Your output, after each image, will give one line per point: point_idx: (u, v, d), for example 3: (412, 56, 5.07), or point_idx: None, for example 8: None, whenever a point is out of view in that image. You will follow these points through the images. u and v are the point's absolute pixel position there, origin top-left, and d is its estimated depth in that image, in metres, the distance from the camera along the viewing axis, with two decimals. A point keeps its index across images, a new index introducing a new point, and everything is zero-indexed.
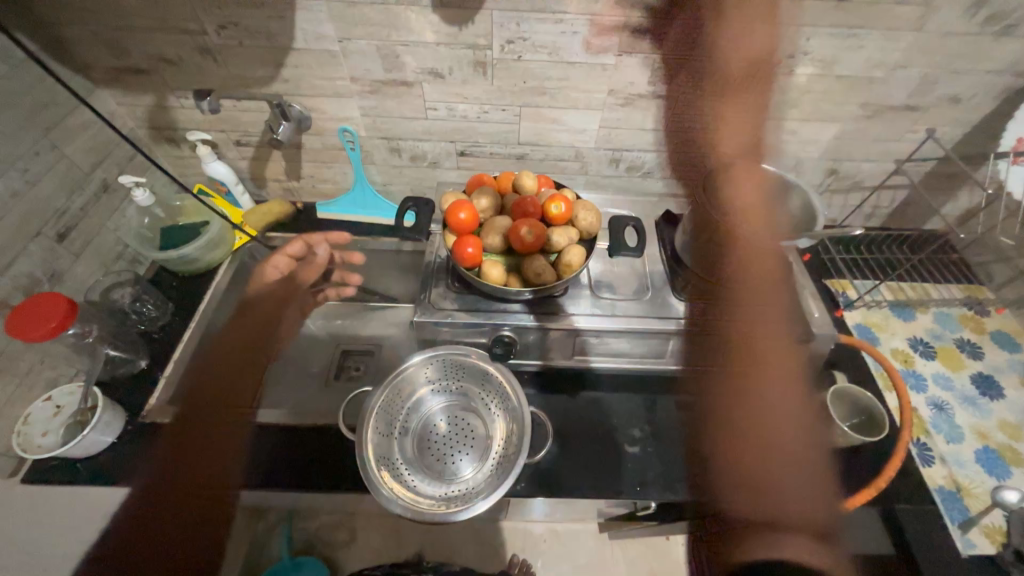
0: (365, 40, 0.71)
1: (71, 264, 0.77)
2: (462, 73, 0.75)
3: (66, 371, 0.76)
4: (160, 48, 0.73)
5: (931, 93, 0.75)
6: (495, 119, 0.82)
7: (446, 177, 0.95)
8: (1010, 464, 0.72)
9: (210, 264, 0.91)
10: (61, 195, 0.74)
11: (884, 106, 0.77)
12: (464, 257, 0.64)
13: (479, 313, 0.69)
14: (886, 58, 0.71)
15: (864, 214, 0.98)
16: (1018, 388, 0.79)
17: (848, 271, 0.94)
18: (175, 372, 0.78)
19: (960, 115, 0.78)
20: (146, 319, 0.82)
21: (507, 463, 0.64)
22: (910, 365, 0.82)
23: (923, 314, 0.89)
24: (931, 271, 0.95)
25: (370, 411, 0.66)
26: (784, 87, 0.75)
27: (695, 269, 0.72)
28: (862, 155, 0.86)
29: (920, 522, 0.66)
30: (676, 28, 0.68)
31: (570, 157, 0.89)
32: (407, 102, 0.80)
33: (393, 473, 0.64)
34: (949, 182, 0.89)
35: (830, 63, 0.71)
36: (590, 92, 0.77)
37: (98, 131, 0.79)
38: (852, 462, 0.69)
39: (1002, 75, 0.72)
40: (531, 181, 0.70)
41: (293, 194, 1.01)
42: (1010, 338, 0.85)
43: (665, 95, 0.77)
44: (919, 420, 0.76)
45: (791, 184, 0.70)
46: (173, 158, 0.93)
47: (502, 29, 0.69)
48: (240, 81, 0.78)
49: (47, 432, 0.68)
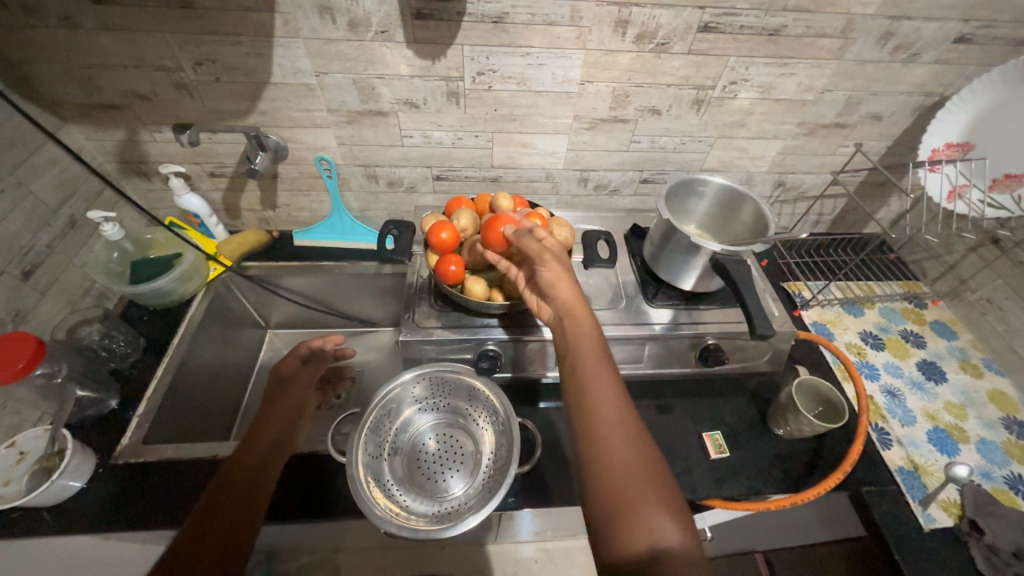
0: (341, 74, 0.74)
1: (37, 302, 0.74)
2: (435, 102, 0.79)
3: (30, 415, 0.72)
4: (133, 83, 0.74)
5: (857, 112, 0.85)
6: (468, 145, 0.87)
7: (423, 201, 0.98)
8: (959, 441, 0.78)
9: (183, 297, 0.89)
10: (27, 232, 0.72)
11: (818, 124, 0.86)
12: (447, 275, 0.67)
13: (463, 329, 0.71)
14: (815, 83, 0.80)
15: (811, 220, 1.07)
16: (957, 371, 0.87)
17: (802, 273, 1.01)
18: (149, 410, 0.75)
19: (883, 131, 0.88)
20: (117, 356, 0.79)
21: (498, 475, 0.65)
22: (863, 356, 0.89)
23: (871, 309, 0.97)
24: (873, 270, 1.04)
25: (359, 430, 0.66)
26: (730, 110, 0.83)
27: (664, 276, 0.77)
28: (804, 168, 0.95)
29: (887, 503, 0.70)
30: (631, 59, 0.75)
31: (542, 178, 0.95)
32: (383, 131, 0.83)
33: (384, 493, 0.64)
34: (880, 190, 0.99)
35: (768, 88, 0.80)
36: (558, 118, 0.83)
37: (66, 167, 0.78)
38: (820, 450, 0.74)
39: (913, 95, 0.82)
40: (507, 202, 0.74)
41: (269, 223, 1.01)
42: (946, 327, 0.94)
43: (625, 119, 0.84)
44: (876, 406, 0.82)
45: (740, 193, 0.76)
46: (143, 192, 0.92)
47: (472, 62, 0.74)
48: (217, 114, 0.79)
49: (9, 481, 0.64)
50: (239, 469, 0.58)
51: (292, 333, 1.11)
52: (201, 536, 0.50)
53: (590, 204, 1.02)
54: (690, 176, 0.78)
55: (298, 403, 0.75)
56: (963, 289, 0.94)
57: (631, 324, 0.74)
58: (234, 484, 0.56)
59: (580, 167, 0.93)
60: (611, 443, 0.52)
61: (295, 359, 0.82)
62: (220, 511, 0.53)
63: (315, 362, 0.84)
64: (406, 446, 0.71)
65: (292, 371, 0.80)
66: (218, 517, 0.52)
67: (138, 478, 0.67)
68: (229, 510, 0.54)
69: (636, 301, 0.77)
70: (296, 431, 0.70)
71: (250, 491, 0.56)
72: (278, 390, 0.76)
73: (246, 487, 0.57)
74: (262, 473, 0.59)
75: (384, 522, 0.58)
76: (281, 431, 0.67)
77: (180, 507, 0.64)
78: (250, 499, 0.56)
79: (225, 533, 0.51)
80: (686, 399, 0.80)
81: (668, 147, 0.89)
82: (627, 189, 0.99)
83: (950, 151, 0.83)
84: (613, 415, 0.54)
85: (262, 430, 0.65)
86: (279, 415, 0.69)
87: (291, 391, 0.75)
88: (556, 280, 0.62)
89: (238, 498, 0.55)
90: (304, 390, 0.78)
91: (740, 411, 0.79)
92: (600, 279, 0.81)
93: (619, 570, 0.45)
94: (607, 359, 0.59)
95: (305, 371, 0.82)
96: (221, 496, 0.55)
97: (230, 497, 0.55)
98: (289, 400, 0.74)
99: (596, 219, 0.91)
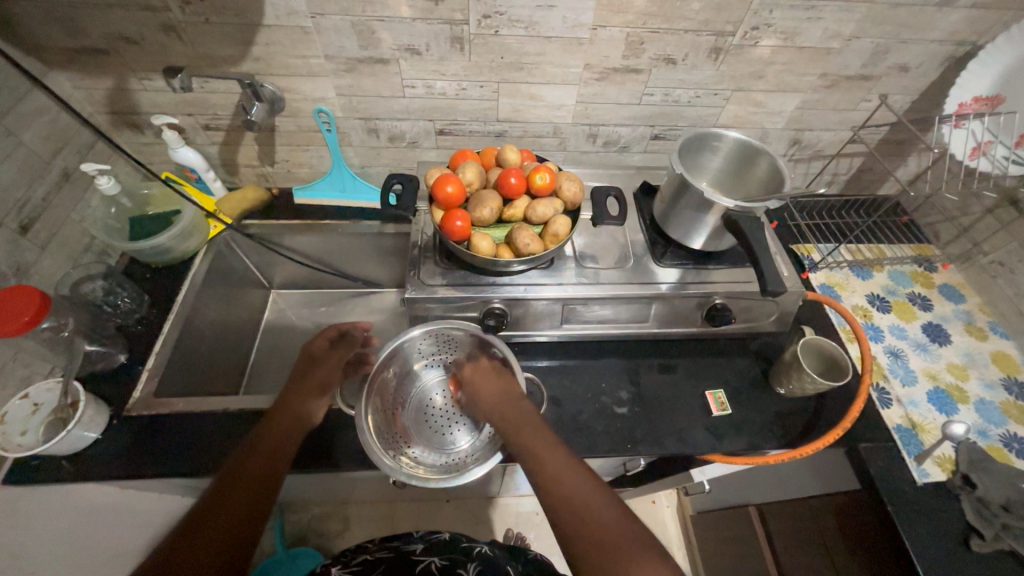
0: (338, 15, 0.70)
1: (38, 257, 0.74)
2: (439, 49, 0.75)
3: (41, 368, 0.73)
4: (119, 25, 0.70)
5: (883, 63, 0.80)
6: (473, 96, 0.83)
7: (426, 157, 0.95)
8: (958, 401, 0.79)
9: (186, 254, 0.88)
10: (21, 184, 0.70)
11: (841, 76, 0.82)
12: (453, 231, 0.65)
13: (469, 287, 0.71)
14: (842, 30, 0.75)
15: (825, 181, 1.04)
16: (962, 334, 0.87)
17: (812, 235, 1.00)
18: (158, 365, 0.76)
19: (909, 84, 0.84)
20: (122, 312, 0.79)
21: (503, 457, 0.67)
22: (869, 319, 0.89)
23: (879, 272, 0.95)
24: (885, 233, 1.02)
25: (368, 384, 0.66)
26: (750, 59, 0.79)
27: (673, 236, 0.76)
28: (822, 125, 0.91)
29: (883, 459, 0.72)
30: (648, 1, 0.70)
31: (549, 133, 0.91)
32: (384, 80, 0.79)
33: (393, 446, 0.66)
34: (899, 148, 0.96)
35: (792, 35, 0.75)
36: (567, 67, 0.79)
37: (55, 117, 0.75)
38: (821, 407, 0.75)
39: (944, 45, 0.78)
40: (514, 155, 0.71)
41: (268, 180, 0.98)
42: (955, 291, 0.93)
43: (638, 69, 0.79)
44: (878, 367, 0.83)
45: (757, 149, 0.73)
46: (136, 145, 0.89)
47: (478, 3, 0.69)
48: (209, 60, 0.75)
49: (26, 431, 0.64)
50: (251, 462, 0.55)
51: (296, 293, 1.11)
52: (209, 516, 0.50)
53: (598, 161, 0.99)
54: (705, 130, 0.75)
55: (325, 385, 0.68)
56: (976, 252, 0.92)
57: (639, 284, 0.73)
58: (244, 479, 0.53)
59: (589, 122, 0.89)
60: (594, 520, 0.49)
61: (325, 339, 0.73)
62: (224, 510, 0.50)
63: (346, 344, 0.75)
64: (413, 401, 0.73)
65: (321, 351, 0.72)
66: (231, 498, 0.51)
67: (151, 430, 0.68)
68: (236, 512, 0.50)
69: (644, 260, 0.76)
70: (313, 413, 0.65)
71: (263, 472, 0.55)
72: (297, 373, 0.69)
73: (256, 482, 0.53)
74: (274, 467, 0.56)
75: (394, 471, 0.60)
76: (296, 416, 0.63)
77: (195, 457, 0.66)
78: (262, 481, 0.54)
79: (229, 538, 0.48)
80: (690, 359, 0.81)
81: (682, 100, 0.85)
82: (637, 145, 0.95)
83: (978, 105, 0.80)
84: (586, 486, 0.51)
85: (277, 419, 0.61)
86: (297, 398, 0.65)
87: (315, 374, 0.68)
88: (484, 387, 0.66)
89: (251, 488, 0.53)
90: (334, 370, 0.70)
91: (743, 370, 0.80)
92: (607, 238, 0.79)
93: None
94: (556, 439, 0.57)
95: (334, 353, 0.73)
96: (238, 479, 0.53)
97: (236, 496, 0.52)
98: (313, 381, 0.67)
99: (604, 177, 0.89)
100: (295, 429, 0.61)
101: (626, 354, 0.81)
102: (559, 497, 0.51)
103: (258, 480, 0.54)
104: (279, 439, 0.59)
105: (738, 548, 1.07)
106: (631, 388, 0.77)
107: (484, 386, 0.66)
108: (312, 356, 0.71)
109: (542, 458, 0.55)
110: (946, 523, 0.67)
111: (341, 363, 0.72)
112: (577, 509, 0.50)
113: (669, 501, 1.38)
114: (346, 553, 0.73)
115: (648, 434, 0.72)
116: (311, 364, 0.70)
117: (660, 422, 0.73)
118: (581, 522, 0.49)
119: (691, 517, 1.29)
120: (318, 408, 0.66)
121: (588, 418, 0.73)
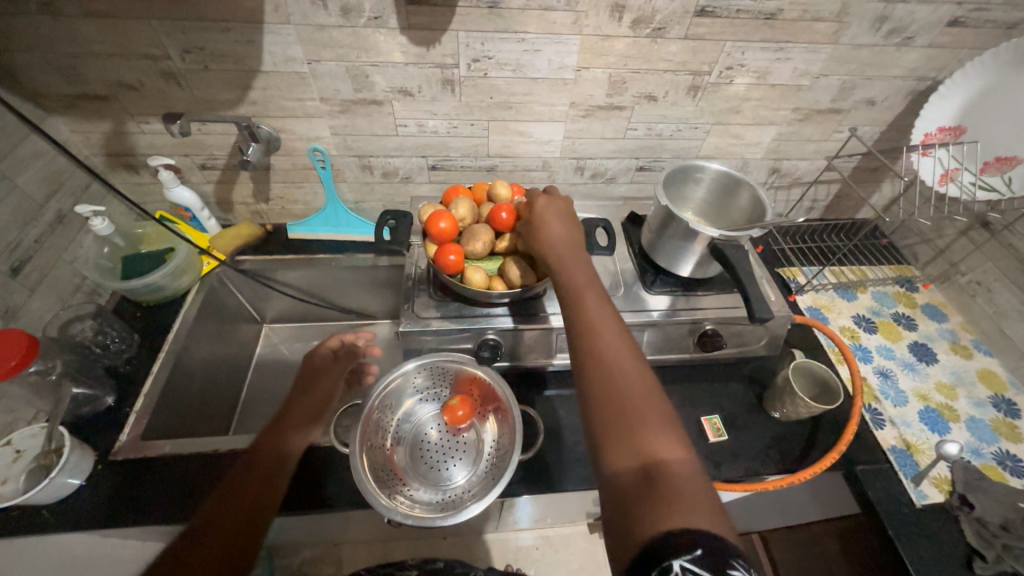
0: (333, 61, 0.73)
1: (27, 299, 0.73)
2: (430, 90, 0.78)
3: (25, 413, 0.72)
4: (120, 72, 0.72)
5: (851, 97, 0.85)
6: (464, 134, 0.86)
7: (418, 192, 0.97)
8: (949, 420, 0.80)
9: (178, 291, 0.88)
10: (14, 227, 0.71)
11: (813, 110, 0.87)
12: (446, 265, 0.67)
13: (463, 319, 0.71)
14: (811, 68, 0.80)
15: (805, 207, 1.08)
16: (948, 353, 0.89)
17: (796, 258, 1.03)
18: (146, 406, 0.74)
19: (876, 116, 0.89)
20: (112, 353, 0.78)
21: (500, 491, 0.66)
22: (857, 340, 0.90)
23: (863, 293, 0.98)
24: (866, 255, 1.05)
25: (363, 418, 0.65)
26: (726, 96, 0.83)
27: (662, 264, 0.78)
28: (798, 154, 0.96)
29: (881, 481, 0.72)
30: (628, 45, 0.74)
31: (538, 166, 0.94)
32: (377, 120, 0.82)
33: (390, 484, 0.64)
34: (873, 175, 1.00)
35: (764, 73, 0.80)
36: (554, 105, 0.82)
37: (51, 160, 0.76)
38: (816, 431, 0.75)
39: (906, 80, 0.83)
40: (506, 190, 0.74)
41: (263, 216, 1.00)
42: (937, 310, 0.95)
43: (622, 106, 0.83)
44: (869, 388, 0.84)
45: (738, 179, 0.76)
46: (131, 186, 0.91)
47: (467, 49, 0.73)
48: (206, 104, 0.78)
49: (6, 480, 0.62)
50: (231, 500, 0.53)
51: (289, 327, 1.10)
52: (203, 535, 0.49)
53: (587, 192, 1.02)
54: (688, 162, 0.78)
55: (326, 398, 0.73)
56: (954, 272, 0.95)
57: (630, 311, 0.74)
58: (222, 521, 0.50)
59: (577, 155, 0.92)
60: (620, 385, 0.47)
61: (328, 351, 0.79)
62: (200, 553, 0.47)
63: (347, 359, 0.80)
64: (408, 435, 0.73)
65: (323, 364, 0.77)
66: (227, 515, 0.51)
67: (136, 475, 0.66)
68: (212, 556, 0.48)
69: (635, 288, 0.78)
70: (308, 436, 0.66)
71: (258, 491, 0.55)
72: (299, 388, 0.72)
73: (237, 524, 0.50)
74: (268, 487, 0.56)
75: (389, 510, 0.58)
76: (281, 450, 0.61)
77: (182, 501, 0.64)
78: (257, 499, 0.54)
79: (223, 557, 0.48)
80: (685, 385, 0.81)
81: (664, 134, 0.89)
82: (624, 177, 0.98)
83: (942, 135, 0.84)
84: (625, 360, 0.50)
85: (261, 455, 0.59)
86: (286, 429, 0.64)
87: (319, 385, 0.73)
88: (550, 225, 0.64)
89: (245, 506, 0.53)
90: (332, 381, 0.76)
91: (737, 395, 0.80)
92: (598, 267, 0.81)
93: (612, 481, 0.42)
94: (615, 313, 0.55)
95: (335, 367, 0.78)
96: (233, 498, 0.53)
97: (232, 514, 0.51)
98: (314, 397, 0.71)
99: (593, 207, 0.91)
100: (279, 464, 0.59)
101: None
102: (591, 349, 0.51)
103: (253, 500, 0.54)
104: (262, 477, 0.56)
105: None
106: None
107: (551, 222, 0.64)
108: (315, 373, 0.76)
109: (590, 314, 0.54)
110: (948, 546, 0.67)
111: (341, 375, 0.78)
112: (607, 374, 0.49)
113: None
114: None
115: None
116: (308, 380, 0.74)
117: None
118: (606, 382, 0.48)
119: None
120: (303, 441, 0.64)
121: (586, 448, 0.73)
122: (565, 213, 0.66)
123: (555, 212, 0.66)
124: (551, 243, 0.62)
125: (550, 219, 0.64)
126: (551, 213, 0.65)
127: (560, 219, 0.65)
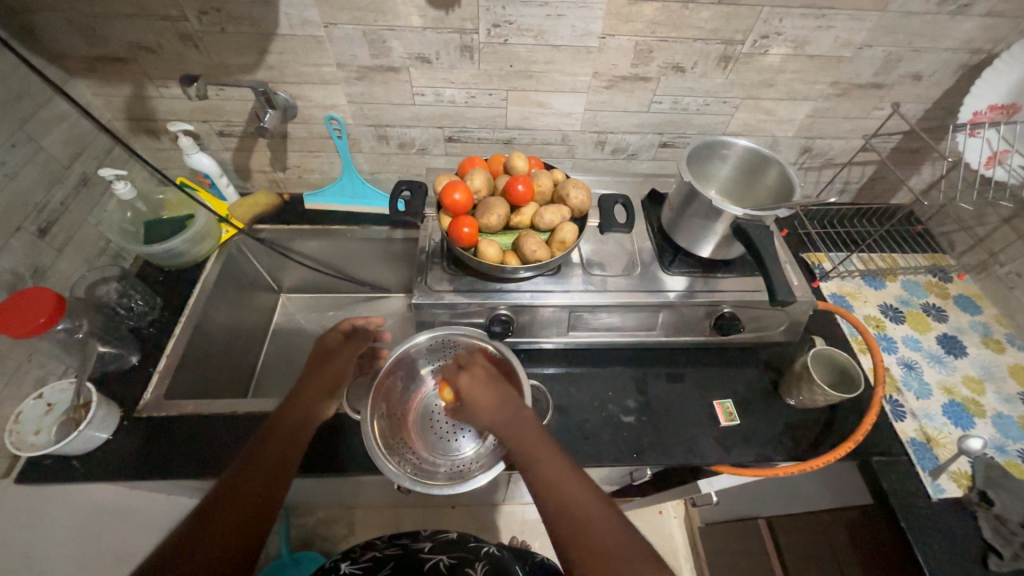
0: (350, 25, 0.71)
1: (54, 259, 0.75)
2: (449, 57, 0.76)
3: (55, 368, 0.75)
4: (138, 34, 0.72)
5: (896, 71, 0.80)
6: (482, 104, 0.83)
7: (434, 164, 0.96)
8: (974, 415, 0.77)
9: (198, 258, 0.90)
10: (41, 188, 0.72)
11: (852, 84, 0.82)
12: (460, 237, 0.66)
13: (476, 294, 0.71)
14: (854, 38, 0.74)
15: (837, 189, 1.03)
16: (979, 346, 0.85)
17: (823, 244, 0.98)
18: (168, 367, 0.77)
19: (922, 92, 0.83)
20: (135, 314, 0.80)
21: (507, 465, 0.67)
22: (882, 329, 0.87)
23: (893, 282, 0.94)
24: (898, 241, 1.00)
25: (375, 390, 0.66)
26: (759, 67, 0.78)
27: (682, 244, 0.75)
28: (833, 133, 0.91)
29: (896, 472, 0.70)
30: (657, 10, 0.70)
31: (557, 140, 0.92)
32: (394, 88, 0.80)
33: (399, 454, 0.65)
34: (912, 157, 0.95)
35: (802, 43, 0.75)
36: (576, 75, 0.79)
37: (75, 123, 0.77)
38: (832, 420, 0.73)
39: (958, 53, 0.77)
40: (523, 163, 0.72)
41: (280, 185, 1.00)
42: (970, 301, 0.91)
43: (647, 77, 0.80)
44: (891, 379, 0.81)
45: (767, 157, 0.73)
46: (152, 151, 0.92)
47: (488, 13, 0.70)
48: (224, 68, 0.77)
49: (39, 431, 0.65)
50: (248, 474, 0.52)
51: (305, 297, 1.12)
52: (230, 494, 0.50)
53: (607, 168, 0.99)
54: (713, 137, 0.74)
55: (340, 375, 0.69)
56: (992, 263, 0.90)
57: (646, 291, 0.72)
58: (238, 503, 0.50)
59: (598, 129, 0.89)
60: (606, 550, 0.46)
61: (339, 333, 0.75)
62: (234, 506, 0.49)
63: (359, 337, 0.76)
64: (418, 407, 0.74)
65: (335, 344, 0.73)
66: (250, 480, 0.52)
67: (159, 431, 0.69)
68: (240, 514, 0.49)
69: (652, 268, 0.76)
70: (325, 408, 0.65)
71: (282, 455, 0.56)
72: (313, 363, 0.70)
73: (258, 489, 0.51)
74: (289, 454, 0.57)
75: (398, 478, 0.60)
76: (293, 431, 0.59)
77: (201, 458, 0.67)
78: (279, 464, 0.55)
79: (246, 522, 0.49)
80: (699, 368, 0.80)
81: (691, 108, 0.85)
82: (645, 153, 0.95)
83: (994, 114, 0.78)
84: (598, 517, 0.48)
85: (273, 436, 0.57)
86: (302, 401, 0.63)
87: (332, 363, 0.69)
88: (479, 396, 0.61)
89: (269, 470, 0.54)
90: (344, 364, 0.71)
91: (752, 380, 0.79)
92: (615, 246, 0.79)
93: None
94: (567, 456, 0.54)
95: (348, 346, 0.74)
96: (257, 462, 0.54)
97: (253, 480, 0.52)
98: (324, 374, 0.68)
99: (612, 184, 0.89)
100: (290, 447, 0.57)
101: (634, 363, 0.80)
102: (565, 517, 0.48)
103: (276, 464, 0.54)
104: (275, 459, 0.55)
105: (746, 562, 1.05)
106: (638, 396, 0.76)
107: (478, 393, 0.61)
108: (329, 349, 0.72)
109: (544, 470, 0.52)
110: (962, 541, 0.65)
111: (353, 356, 0.73)
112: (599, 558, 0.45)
113: (677, 512, 1.36)
114: (356, 548, 0.72)
115: (654, 444, 0.71)
116: (322, 358, 0.71)
117: (668, 432, 0.72)
118: (599, 564, 0.45)
119: (698, 528, 1.27)
120: (314, 422, 0.63)
121: (596, 425, 0.73)
122: (484, 375, 0.63)
123: (479, 379, 0.62)
124: (490, 413, 0.59)
125: (479, 389, 0.62)
126: (479, 384, 0.62)
127: (484, 381, 0.62)
